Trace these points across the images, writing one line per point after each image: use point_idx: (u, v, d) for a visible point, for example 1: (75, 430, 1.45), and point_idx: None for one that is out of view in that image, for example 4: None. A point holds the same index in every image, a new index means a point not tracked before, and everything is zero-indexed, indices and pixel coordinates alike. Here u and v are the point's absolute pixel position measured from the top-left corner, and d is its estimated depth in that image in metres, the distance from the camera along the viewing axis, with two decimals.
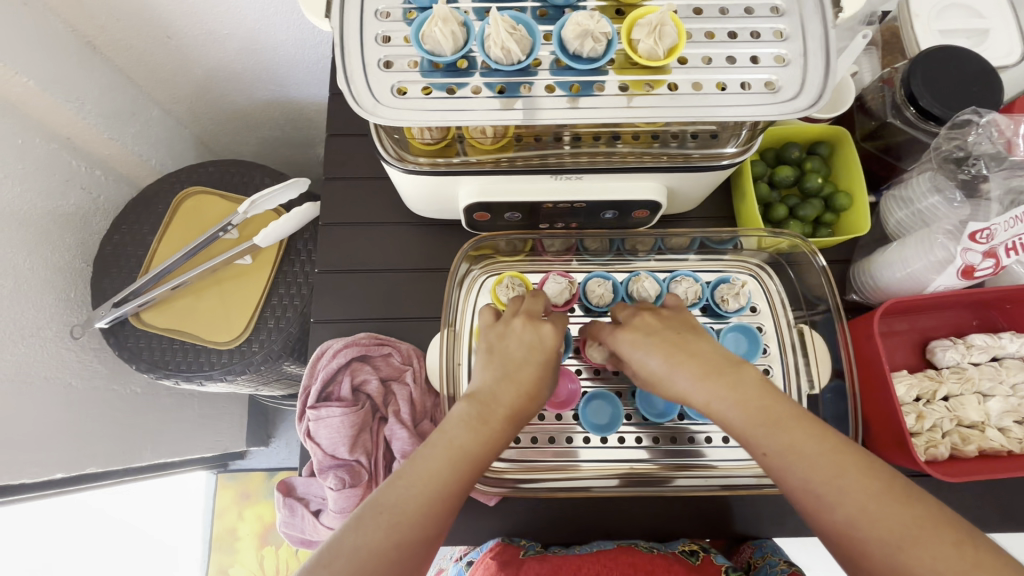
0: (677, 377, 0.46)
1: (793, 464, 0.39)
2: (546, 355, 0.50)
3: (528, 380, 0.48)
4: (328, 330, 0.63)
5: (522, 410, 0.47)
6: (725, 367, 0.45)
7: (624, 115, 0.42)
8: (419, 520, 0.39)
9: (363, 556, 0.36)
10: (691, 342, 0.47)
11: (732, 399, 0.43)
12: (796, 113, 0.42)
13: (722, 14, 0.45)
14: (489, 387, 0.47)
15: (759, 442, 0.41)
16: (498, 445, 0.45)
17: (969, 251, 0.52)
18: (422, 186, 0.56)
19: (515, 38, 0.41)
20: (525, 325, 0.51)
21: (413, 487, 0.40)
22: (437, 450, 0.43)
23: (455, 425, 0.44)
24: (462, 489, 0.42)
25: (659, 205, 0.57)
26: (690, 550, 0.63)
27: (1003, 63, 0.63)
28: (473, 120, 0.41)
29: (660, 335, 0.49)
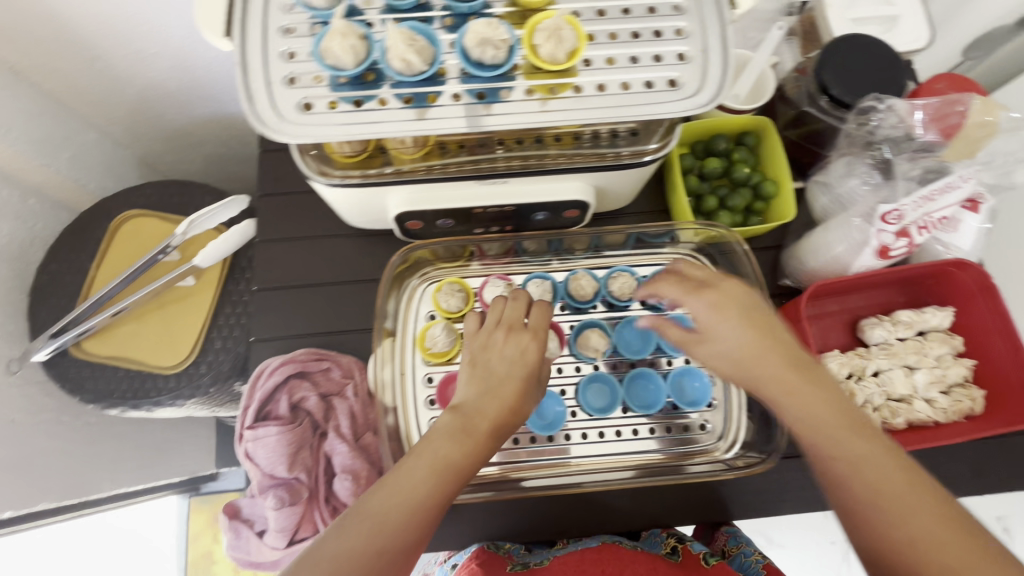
0: (750, 363, 0.44)
1: (861, 485, 0.39)
2: (528, 368, 0.48)
3: (509, 396, 0.47)
4: (270, 348, 0.62)
5: (505, 425, 0.46)
6: (802, 366, 0.44)
7: (537, 119, 0.42)
8: (402, 529, 0.39)
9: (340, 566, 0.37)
10: (772, 329, 0.45)
11: (815, 401, 0.42)
12: (698, 109, 0.43)
13: (625, 14, 0.45)
14: (475, 399, 0.46)
15: (830, 451, 0.40)
16: (483, 456, 0.44)
17: (882, 232, 0.54)
18: (350, 198, 0.56)
19: (415, 49, 0.41)
20: (507, 337, 0.50)
21: (393, 496, 0.40)
22: (421, 461, 0.42)
23: (436, 436, 0.44)
24: (446, 499, 0.42)
25: (588, 204, 0.58)
26: (671, 547, 0.61)
27: (913, 48, 0.65)
28: (386, 132, 0.41)
29: (749, 310, 0.46)
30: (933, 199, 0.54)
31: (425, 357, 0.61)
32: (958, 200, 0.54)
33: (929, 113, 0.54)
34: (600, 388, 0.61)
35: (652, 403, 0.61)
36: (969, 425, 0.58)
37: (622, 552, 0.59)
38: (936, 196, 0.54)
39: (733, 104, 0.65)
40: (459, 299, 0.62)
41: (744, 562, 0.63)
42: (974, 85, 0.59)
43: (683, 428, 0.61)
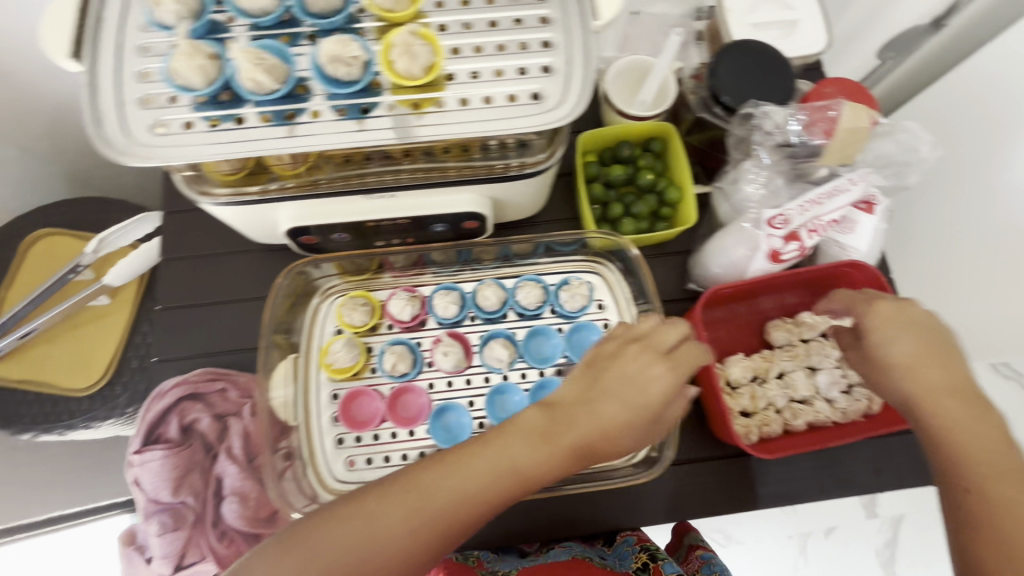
0: (920, 381, 0.43)
1: (998, 521, 0.37)
2: (646, 395, 0.44)
3: (607, 420, 0.43)
4: (173, 368, 0.62)
5: (590, 445, 0.43)
6: (977, 405, 0.42)
7: (410, 136, 0.42)
8: (440, 516, 0.40)
9: (376, 526, 0.39)
10: (955, 360, 0.44)
11: (968, 434, 0.40)
12: (557, 123, 0.43)
13: (491, 27, 0.45)
14: (574, 409, 0.44)
15: (974, 481, 0.39)
16: (555, 471, 0.42)
17: (771, 236, 0.55)
18: (241, 215, 0.55)
19: (264, 67, 0.40)
20: (638, 354, 0.46)
21: (454, 477, 0.41)
22: (489, 451, 0.42)
23: (518, 433, 0.43)
24: (493, 502, 0.41)
25: (485, 216, 0.58)
26: (642, 564, 0.60)
27: (811, 52, 0.66)
28: (260, 150, 0.41)
29: (924, 333, 0.45)
30: (816, 205, 0.56)
31: (329, 374, 0.60)
32: (846, 203, 0.57)
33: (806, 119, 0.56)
34: (507, 398, 0.61)
35: None
36: (867, 423, 0.59)
37: (591, 569, 0.58)
38: (821, 201, 0.56)
39: (637, 112, 0.65)
40: (362, 312, 0.62)
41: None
42: (862, 91, 0.59)
43: None
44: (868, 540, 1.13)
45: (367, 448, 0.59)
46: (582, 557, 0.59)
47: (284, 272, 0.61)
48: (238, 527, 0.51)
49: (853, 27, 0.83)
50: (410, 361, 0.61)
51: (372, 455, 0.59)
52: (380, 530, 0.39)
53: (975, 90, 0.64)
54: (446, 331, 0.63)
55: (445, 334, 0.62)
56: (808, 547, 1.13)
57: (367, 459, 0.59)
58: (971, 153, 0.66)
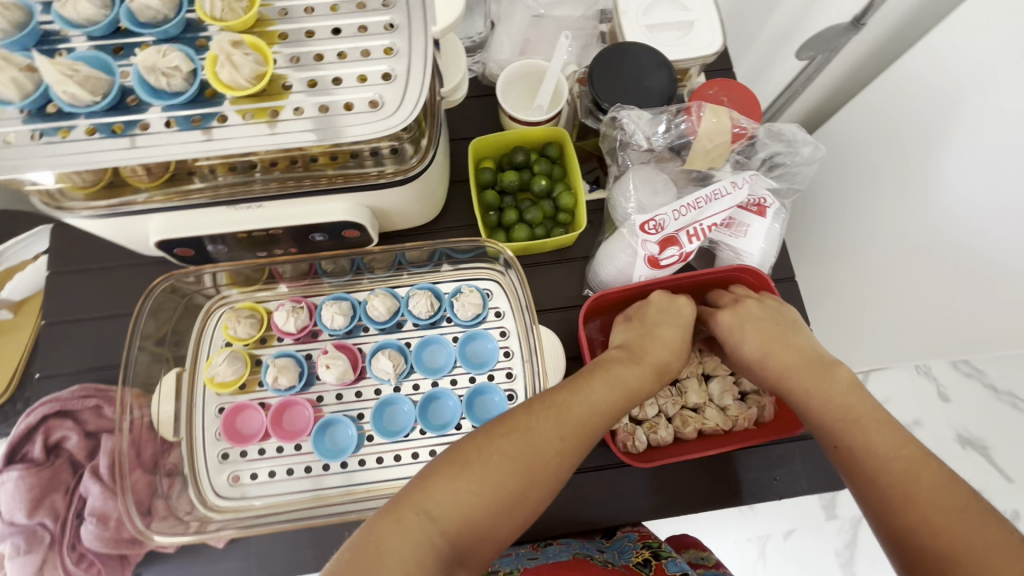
0: (770, 360, 0.52)
1: (863, 464, 0.43)
2: (685, 322, 0.56)
3: (673, 339, 0.54)
4: (56, 385, 0.60)
5: (666, 365, 0.53)
6: (820, 366, 0.50)
7: (250, 146, 0.41)
8: (581, 425, 0.45)
9: (529, 438, 0.42)
10: (790, 336, 0.53)
11: (820, 396, 0.48)
12: (392, 132, 0.42)
13: (334, 34, 0.44)
14: (646, 340, 0.53)
15: (836, 434, 0.46)
16: (650, 387, 0.51)
17: (647, 242, 0.54)
18: (110, 228, 0.54)
19: (78, 79, 0.40)
20: (664, 296, 0.57)
21: (580, 394, 0.46)
22: (598, 375, 0.49)
23: (615, 361, 0.51)
24: (616, 411, 0.47)
25: (365, 225, 0.57)
26: (643, 560, 0.60)
27: (708, 52, 0.65)
28: (90, 164, 0.40)
29: (763, 322, 0.54)
30: (693, 210, 0.55)
31: (213, 389, 0.59)
32: (727, 207, 0.55)
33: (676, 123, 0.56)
34: (397, 410, 0.60)
35: (449, 421, 0.60)
36: (756, 431, 0.59)
37: (593, 569, 0.57)
38: (701, 205, 0.55)
39: (528, 117, 0.63)
40: (247, 323, 0.61)
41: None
42: (744, 89, 0.59)
43: None
44: (827, 542, 1.09)
45: (251, 463, 0.58)
46: (583, 555, 0.58)
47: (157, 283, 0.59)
48: (96, 549, 0.51)
49: None
50: (294, 374, 0.59)
51: (257, 470, 0.58)
52: (537, 444, 0.42)
53: (898, 88, 0.65)
54: (337, 341, 0.63)
55: (332, 346, 0.61)
56: (767, 548, 1.09)
57: (251, 474, 0.58)
58: (892, 158, 0.67)
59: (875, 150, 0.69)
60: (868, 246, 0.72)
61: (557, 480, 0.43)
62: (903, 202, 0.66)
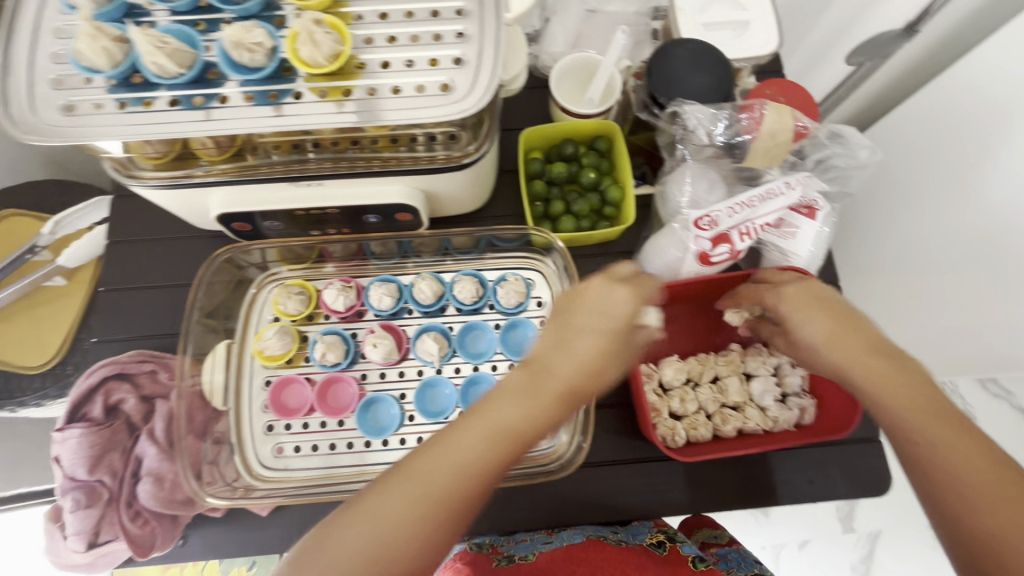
0: (834, 346, 0.46)
1: (922, 451, 0.40)
2: (621, 322, 0.45)
3: (588, 351, 0.43)
4: (113, 349, 0.62)
5: (579, 386, 0.43)
6: (890, 355, 0.44)
7: (321, 123, 0.42)
8: (448, 493, 0.38)
9: (378, 521, 0.37)
10: (860, 323, 0.47)
11: (873, 375, 0.43)
12: (462, 114, 0.43)
13: (406, 18, 0.45)
14: (547, 359, 0.43)
15: (895, 418, 0.41)
16: (547, 422, 0.42)
17: (699, 238, 0.54)
18: (176, 200, 0.56)
19: (167, 51, 0.41)
20: (596, 287, 0.46)
21: (445, 455, 0.39)
22: (474, 422, 0.40)
23: (501, 395, 0.42)
24: (491, 466, 0.39)
25: (417, 208, 0.58)
26: (658, 541, 0.57)
27: (763, 52, 0.65)
28: (166, 133, 0.42)
29: (828, 308, 0.48)
30: (747, 209, 0.55)
31: (261, 361, 0.60)
32: (781, 207, 0.56)
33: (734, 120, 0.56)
34: (439, 391, 0.61)
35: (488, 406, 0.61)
36: (796, 434, 0.58)
37: (607, 548, 0.55)
38: (754, 203, 0.55)
39: (581, 109, 0.64)
40: (297, 300, 0.62)
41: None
42: (803, 91, 0.59)
43: None
44: (843, 555, 1.08)
45: (296, 435, 0.59)
46: (597, 536, 0.56)
47: (215, 257, 0.61)
48: (151, 507, 0.52)
49: None
50: (341, 352, 0.61)
51: (300, 443, 0.59)
52: (387, 528, 0.37)
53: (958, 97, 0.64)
54: (383, 322, 0.64)
55: (378, 326, 0.62)
56: (781, 556, 1.08)
57: (295, 447, 0.59)
58: (937, 165, 0.66)
59: (924, 158, 0.68)
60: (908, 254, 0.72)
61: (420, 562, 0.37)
62: (948, 210, 0.66)
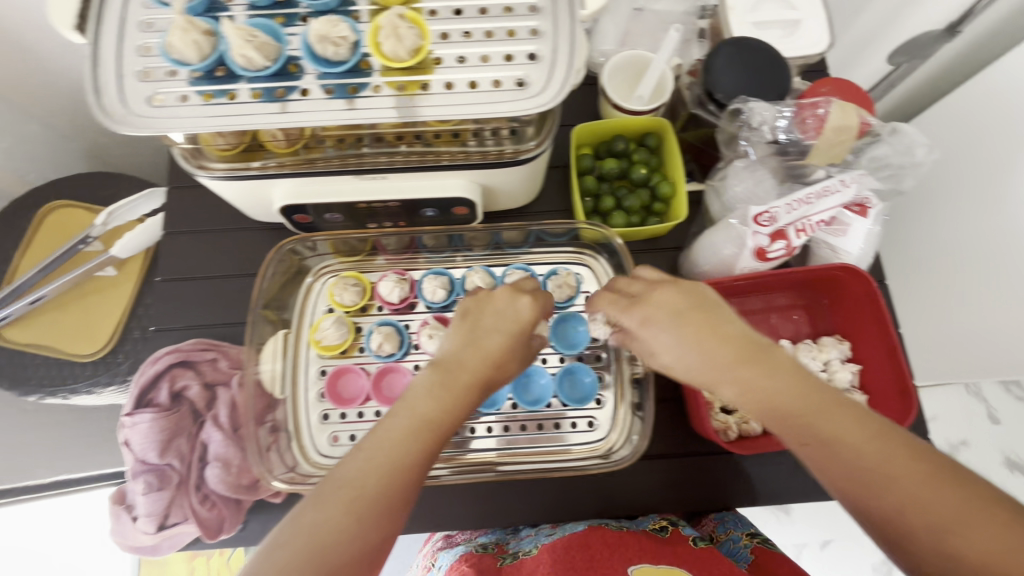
0: (703, 359, 0.43)
1: (838, 454, 0.38)
2: (520, 326, 0.51)
3: (494, 350, 0.50)
4: (171, 338, 0.64)
5: (485, 381, 0.49)
6: (759, 352, 0.42)
7: (397, 117, 0.44)
8: (377, 489, 0.42)
9: (319, 527, 0.40)
10: (724, 321, 0.43)
11: (757, 385, 0.41)
12: (540, 108, 0.43)
13: (481, 13, 0.46)
14: (458, 357, 0.49)
15: (797, 432, 0.39)
16: (462, 413, 0.47)
17: (757, 234, 0.55)
18: (239, 191, 0.57)
19: (255, 45, 0.42)
20: (503, 296, 0.53)
21: (370, 456, 0.43)
22: (398, 422, 0.45)
23: (415, 395, 0.47)
24: (425, 455, 0.44)
25: (475, 202, 0.59)
26: (661, 526, 0.60)
27: (814, 51, 0.65)
28: (247, 125, 0.43)
29: (684, 310, 0.44)
30: (805, 205, 0.55)
31: (318, 351, 0.62)
32: (838, 203, 0.56)
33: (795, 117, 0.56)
34: None
35: (540, 398, 0.62)
36: None
37: (607, 533, 0.58)
38: (811, 201, 0.55)
39: (634, 106, 0.64)
40: (353, 292, 0.63)
41: (732, 548, 0.61)
42: (858, 91, 0.59)
43: (571, 425, 0.61)
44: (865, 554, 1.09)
45: (351, 424, 0.60)
46: (598, 524, 0.60)
47: (275, 252, 0.63)
48: (220, 491, 0.54)
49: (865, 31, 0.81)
50: (396, 342, 0.61)
51: (356, 432, 0.60)
52: (326, 533, 0.40)
53: None
54: (436, 314, 0.64)
55: (432, 318, 0.63)
56: (803, 556, 1.08)
57: (350, 435, 0.60)
58: (968, 166, 0.63)
59: None
60: (939, 255, 0.70)
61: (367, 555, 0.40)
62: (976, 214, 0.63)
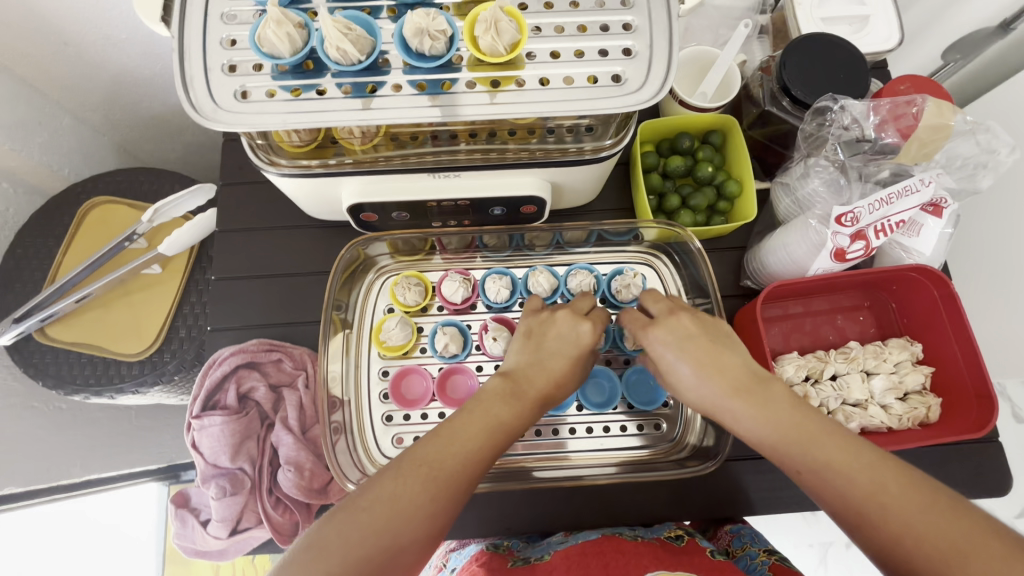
0: (710, 386, 0.46)
1: (829, 481, 0.40)
2: (581, 350, 0.51)
3: (558, 370, 0.50)
4: (227, 338, 0.62)
5: (548, 398, 0.49)
6: (757, 385, 0.45)
7: (488, 113, 0.42)
8: (452, 478, 0.41)
9: (385, 501, 0.39)
10: (722, 356, 0.47)
11: (758, 415, 0.44)
12: (639, 105, 0.42)
13: (573, 8, 0.44)
14: (525, 370, 0.50)
15: (794, 460, 0.42)
16: (527, 423, 0.47)
17: (838, 234, 0.54)
18: (305, 188, 0.55)
19: (351, 38, 0.41)
20: (566, 317, 0.53)
21: (448, 442, 0.43)
22: (475, 416, 0.45)
23: (490, 397, 0.47)
24: (494, 457, 0.44)
25: (545, 200, 0.58)
26: (676, 535, 0.57)
27: (883, 49, 0.64)
28: (333, 121, 0.41)
29: (697, 342, 0.48)
30: (888, 204, 0.54)
31: (381, 351, 0.60)
32: (916, 204, 0.54)
33: (883, 114, 0.55)
34: None
35: (607, 400, 0.61)
36: (922, 432, 0.58)
37: (623, 542, 0.55)
38: (891, 200, 0.55)
39: (701, 102, 0.63)
40: (415, 292, 0.62)
41: (749, 565, 0.56)
42: (937, 86, 0.58)
43: (638, 428, 0.61)
44: None
45: (416, 426, 0.59)
46: (613, 533, 0.57)
47: (346, 245, 0.62)
48: (293, 496, 0.53)
49: (917, 26, 0.79)
50: (461, 343, 0.60)
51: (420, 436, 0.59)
52: (393, 509, 0.39)
53: None
54: (497, 315, 0.63)
55: (493, 320, 0.62)
56: (828, 556, 1.05)
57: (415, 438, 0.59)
58: None
59: None
60: (996, 256, 0.68)
61: (426, 539, 0.39)
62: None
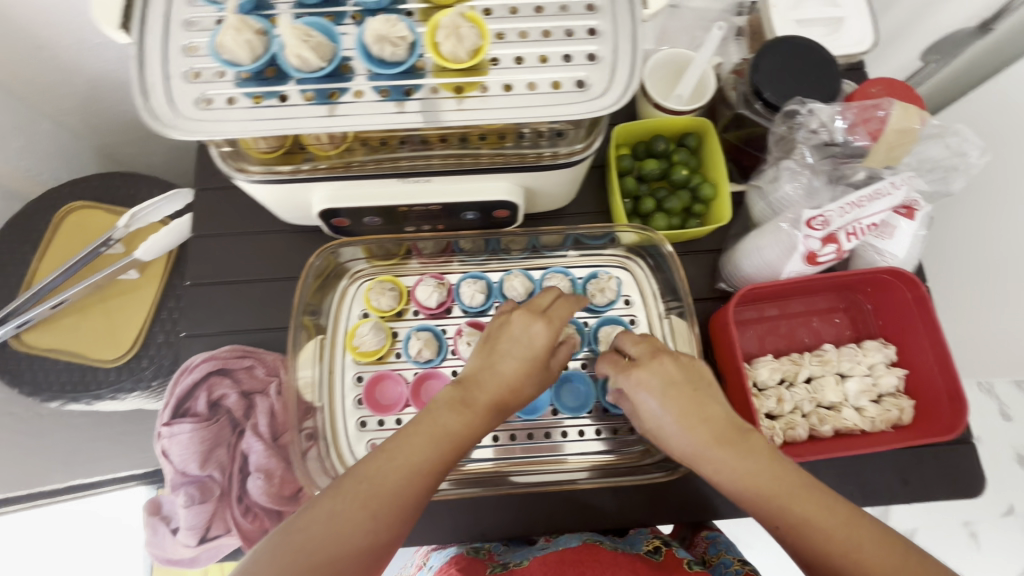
0: (692, 435, 0.45)
1: (806, 535, 0.40)
2: (535, 353, 0.49)
3: (510, 375, 0.48)
4: (201, 344, 0.62)
5: (501, 403, 0.48)
6: (738, 434, 0.44)
7: (452, 120, 0.42)
8: (397, 493, 0.41)
9: (342, 522, 0.39)
10: (707, 402, 0.46)
11: (738, 469, 0.43)
12: (603, 110, 0.42)
13: (537, 12, 0.44)
14: (476, 376, 0.48)
15: (772, 513, 0.41)
16: (479, 430, 0.46)
17: (809, 238, 0.54)
18: (276, 194, 0.55)
19: (311, 45, 0.40)
20: (521, 320, 0.51)
21: (394, 459, 0.42)
22: (422, 430, 0.44)
23: (438, 407, 0.46)
24: (442, 469, 0.44)
25: (517, 204, 0.58)
26: (653, 547, 0.57)
27: (856, 51, 0.65)
28: (298, 129, 0.41)
29: (680, 388, 0.46)
30: (859, 207, 0.54)
31: (355, 357, 0.60)
32: (886, 207, 0.54)
33: (851, 118, 0.55)
34: None
35: (580, 405, 0.61)
36: (896, 435, 0.58)
37: (602, 552, 0.55)
38: (862, 203, 0.54)
39: (675, 105, 0.63)
40: (389, 297, 0.62)
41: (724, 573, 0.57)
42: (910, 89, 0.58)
43: (611, 431, 0.61)
44: None
45: (390, 432, 0.58)
46: (593, 540, 0.57)
47: (317, 251, 0.62)
48: (262, 503, 0.54)
49: (894, 27, 0.79)
50: (435, 348, 0.60)
51: None
52: (342, 532, 0.39)
53: None
54: (473, 319, 0.63)
55: (468, 324, 0.62)
56: None
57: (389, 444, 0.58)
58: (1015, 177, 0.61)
59: None
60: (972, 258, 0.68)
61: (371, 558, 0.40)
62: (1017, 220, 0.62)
